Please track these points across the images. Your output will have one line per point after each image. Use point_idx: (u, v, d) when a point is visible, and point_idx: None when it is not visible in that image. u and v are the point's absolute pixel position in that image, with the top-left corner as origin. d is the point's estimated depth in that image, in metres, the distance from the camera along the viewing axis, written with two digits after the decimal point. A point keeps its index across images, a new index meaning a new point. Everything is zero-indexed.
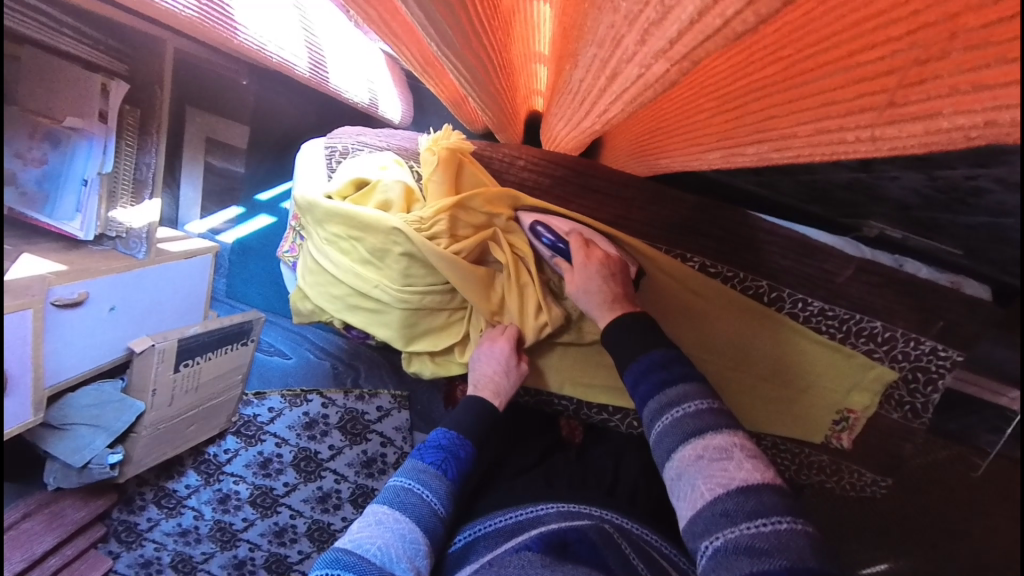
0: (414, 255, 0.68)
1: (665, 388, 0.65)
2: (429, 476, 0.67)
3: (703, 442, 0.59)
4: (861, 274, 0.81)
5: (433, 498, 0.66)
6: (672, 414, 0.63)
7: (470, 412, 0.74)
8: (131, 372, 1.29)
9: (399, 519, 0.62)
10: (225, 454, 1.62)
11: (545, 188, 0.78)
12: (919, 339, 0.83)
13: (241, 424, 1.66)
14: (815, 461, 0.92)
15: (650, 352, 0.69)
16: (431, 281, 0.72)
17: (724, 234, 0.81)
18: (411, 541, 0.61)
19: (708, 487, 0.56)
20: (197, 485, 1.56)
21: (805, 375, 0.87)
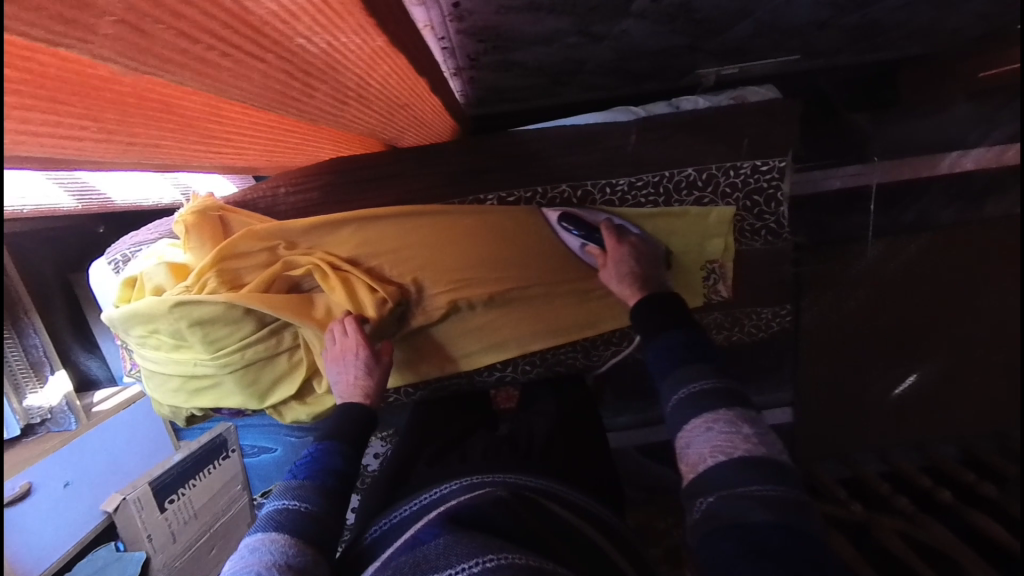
0: (205, 323, 0.69)
1: (681, 365, 0.64)
2: (297, 488, 0.62)
3: (695, 415, 0.58)
4: (648, 133, 0.79)
5: (310, 506, 0.60)
6: (685, 389, 0.61)
7: (349, 420, 0.72)
8: (121, 529, 1.34)
9: (273, 538, 0.55)
10: None
11: (318, 201, 0.78)
12: (737, 164, 0.81)
13: None
14: (712, 321, 0.90)
15: (671, 333, 0.68)
16: (241, 337, 0.72)
17: (505, 159, 0.80)
18: (289, 552, 0.54)
19: (710, 454, 0.54)
20: None
21: (658, 249, 0.85)
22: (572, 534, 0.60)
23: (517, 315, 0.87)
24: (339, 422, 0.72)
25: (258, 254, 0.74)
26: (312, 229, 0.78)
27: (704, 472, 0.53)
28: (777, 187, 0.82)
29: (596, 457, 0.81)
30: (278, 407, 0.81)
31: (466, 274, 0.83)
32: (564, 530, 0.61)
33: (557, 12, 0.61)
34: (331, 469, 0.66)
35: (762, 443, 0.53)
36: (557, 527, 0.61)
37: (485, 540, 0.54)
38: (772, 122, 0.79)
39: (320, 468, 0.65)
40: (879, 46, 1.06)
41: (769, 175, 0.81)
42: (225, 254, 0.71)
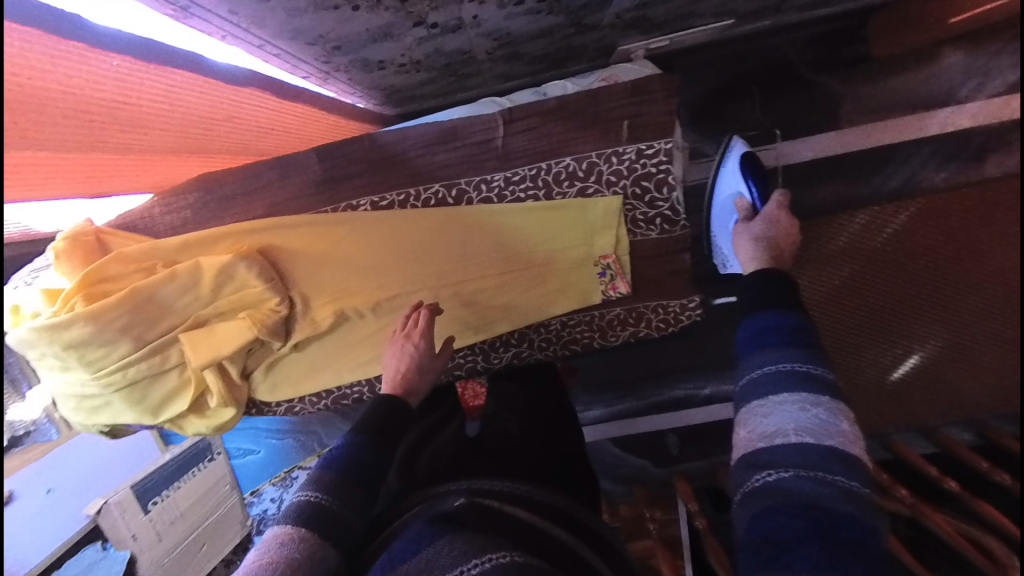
0: (78, 346, 0.71)
1: (789, 348, 0.50)
2: (318, 480, 0.61)
3: (779, 385, 0.47)
4: (515, 124, 0.74)
5: (324, 499, 0.59)
6: (774, 363, 0.49)
7: (378, 411, 0.69)
8: (104, 530, 1.45)
9: (293, 535, 0.56)
10: None
11: (191, 220, 0.80)
12: (619, 149, 0.75)
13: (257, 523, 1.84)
14: (613, 318, 0.84)
15: (779, 312, 0.54)
16: (120, 358, 0.74)
17: (369, 162, 0.77)
18: (301, 552, 0.54)
19: (796, 433, 0.44)
20: None
21: (546, 246, 0.80)
22: (541, 537, 0.57)
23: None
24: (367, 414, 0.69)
25: (133, 277, 0.76)
26: (188, 247, 0.79)
27: (772, 450, 0.44)
28: (667, 170, 0.76)
29: (567, 455, 0.78)
30: (177, 422, 0.83)
31: (356, 284, 0.83)
32: (530, 538, 0.56)
33: (364, 9, 0.57)
34: (349, 459, 0.63)
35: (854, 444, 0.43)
36: (526, 533, 0.57)
37: (467, 544, 0.50)
38: (650, 102, 0.72)
39: (336, 459, 0.64)
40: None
41: (655, 159, 0.75)
42: (95, 277, 0.73)
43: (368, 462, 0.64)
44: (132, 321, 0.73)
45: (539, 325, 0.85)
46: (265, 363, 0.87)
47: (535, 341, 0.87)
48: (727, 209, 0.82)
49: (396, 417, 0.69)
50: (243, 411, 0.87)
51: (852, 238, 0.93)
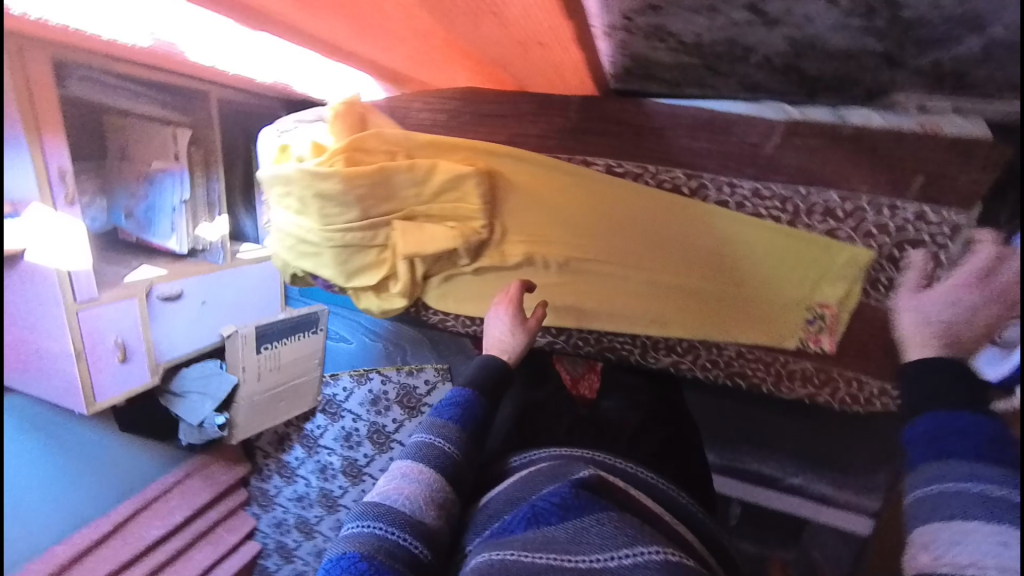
0: (324, 198, 0.81)
1: (954, 460, 0.43)
2: (443, 428, 0.68)
3: (970, 504, 0.40)
4: (794, 139, 0.69)
5: (451, 449, 0.66)
6: (960, 479, 0.42)
7: (488, 370, 0.75)
8: (226, 353, 1.66)
9: (421, 469, 0.63)
10: (318, 431, 2.17)
11: (441, 124, 0.85)
12: (896, 204, 0.68)
13: (325, 402, 2.11)
14: (797, 370, 0.79)
15: (946, 407, 0.48)
16: (347, 220, 0.83)
17: (621, 127, 0.77)
18: (433, 489, 0.61)
19: (986, 572, 0.37)
20: (303, 458, 2.13)
21: (758, 271, 0.76)
22: (665, 524, 0.59)
23: (589, 289, 0.86)
24: (477, 371, 0.76)
25: (379, 155, 0.83)
26: (431, 147, 0.84)
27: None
28: (943, 246, 0.66)
29: (681, 457, 0.85)
30: (356, 292, 0.92)
31: (555, 235, 0.84)
32: (660, 521, 0.59)
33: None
34: (472, 415, 0.70)
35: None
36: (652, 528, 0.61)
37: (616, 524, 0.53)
38: (964, 167, 0.63)
39: (464, 413, 0.70)
40: None
41: (937, 228, 0.66)
42: (356, 146, 0.82)
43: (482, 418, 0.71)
44: (367, 193, 0.81)
45: (712, 345, 0.82)
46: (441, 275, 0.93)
47: (701, 358, 0.83)
48: None
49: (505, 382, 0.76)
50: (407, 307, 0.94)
51: None
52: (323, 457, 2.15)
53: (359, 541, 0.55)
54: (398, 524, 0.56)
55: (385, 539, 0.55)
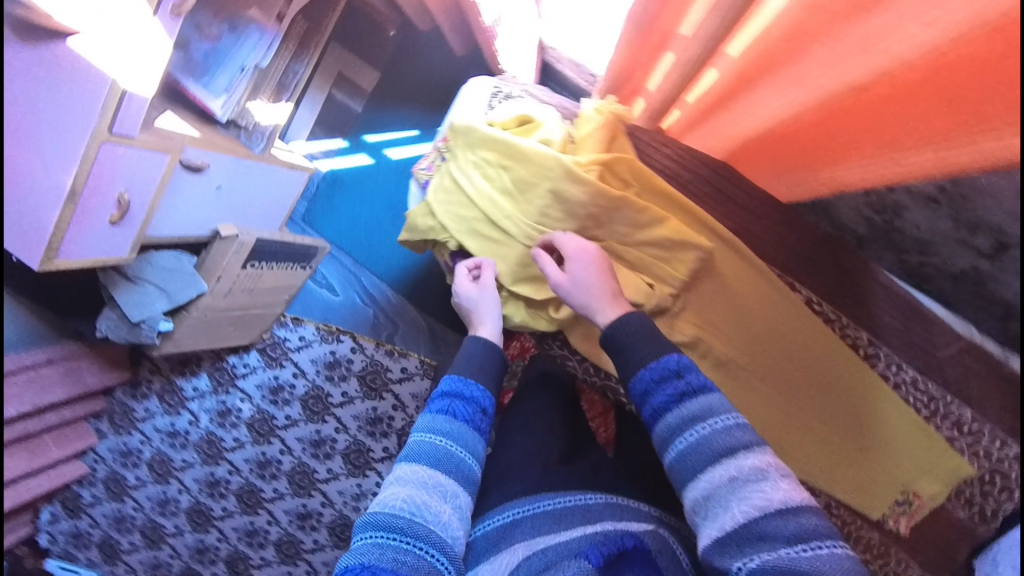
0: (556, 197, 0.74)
1: (697, 407, 0.66)
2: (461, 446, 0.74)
3: (753, 497, 0.59)
4: (967, 356, 0.79)
5: (467, 469, 0.73)
6: (724, 418, 0.64)
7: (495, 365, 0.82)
8: (208, 253, 1.34)
9: (436, 477, 0.70)
10: (243, 368, 1.86)
11: (683, 180, 0.82)
12: (1007, 443, 0.80)
13: (269, 343, 1.82)
14: (864, 536, 0.88)
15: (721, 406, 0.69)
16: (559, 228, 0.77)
17: (838, 273, 0.81)
18: (445, 486, 0.70)
19: (747, 508, 0.59)
20: (206, 391, 1.90)
21: (879, 442, 0.85)
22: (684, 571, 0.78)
23: (734, 394, 0.85)
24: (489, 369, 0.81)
25: (619, 182, 0.76)
26: (664, 199, 0.80)
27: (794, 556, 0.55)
28: (1013, 485, 0.81)
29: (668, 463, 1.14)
30: (506, 293, 0.84)
31: (731, 336, 0.84)
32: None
33: None
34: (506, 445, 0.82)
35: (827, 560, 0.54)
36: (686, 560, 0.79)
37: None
38: None
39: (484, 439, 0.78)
40: None
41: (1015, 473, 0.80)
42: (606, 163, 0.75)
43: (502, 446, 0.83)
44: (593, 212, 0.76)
45: (807, 488, 0.88)
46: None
47: None
48: None
49: None
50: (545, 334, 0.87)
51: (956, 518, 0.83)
52: (234, 398, 1.88)
53: (365, 552, 0.62)
54: (405, 534, 0.64)
55: (395, 550, 0.62)
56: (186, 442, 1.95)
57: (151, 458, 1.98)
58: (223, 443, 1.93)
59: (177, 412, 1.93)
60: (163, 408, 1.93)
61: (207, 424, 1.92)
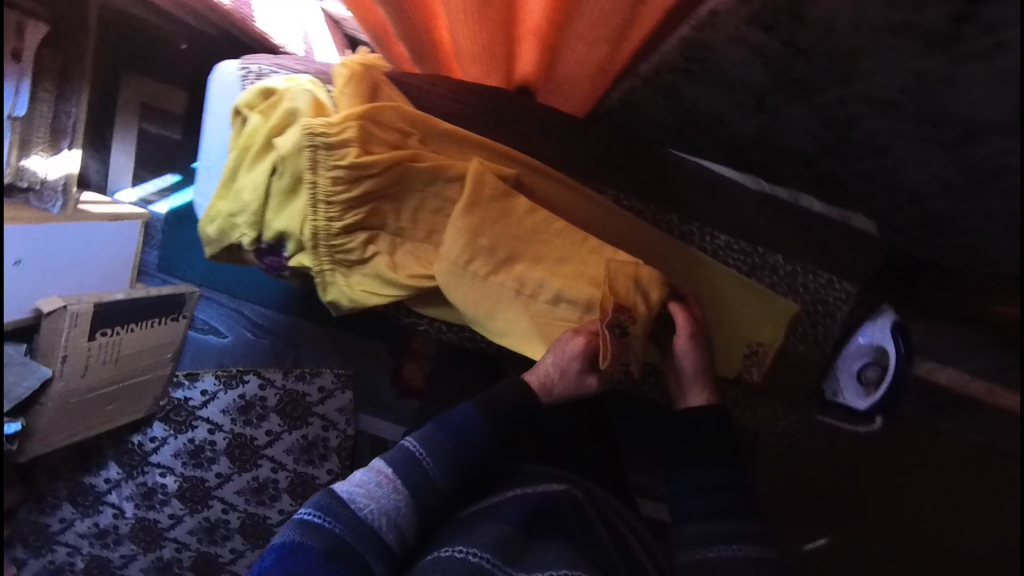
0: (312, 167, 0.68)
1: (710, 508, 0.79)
2: (432, 443, 0.78)
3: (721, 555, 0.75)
4: (766, 206, 0.85)
5: (431, 464, 0.76)
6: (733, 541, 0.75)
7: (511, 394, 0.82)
8: (38, 336, 1.21)
9: (393, 487, 0.75)
10: (152, 443, 1.73)
11: (465, 117, 0.80)
12: (815, 272, 0.89)
13: (170, 408, 1.70)
14: (730, 395, 0.96)
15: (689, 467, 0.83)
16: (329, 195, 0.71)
17: (639, 169, 0.84)
18: (396, 503, 0.74)
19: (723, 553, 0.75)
20: (122, 477, 1.75)
21: (717, 310, 0.91)
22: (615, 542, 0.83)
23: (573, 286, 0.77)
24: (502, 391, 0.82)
25: (393, 132, 0.74)
26: (450, 138, 0.79)
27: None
28: (840, 306, 0.90)
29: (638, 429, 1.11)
30: (325, 280, 0.79)
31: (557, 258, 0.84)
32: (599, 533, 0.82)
33: None
34: (469, 446, 0.78)
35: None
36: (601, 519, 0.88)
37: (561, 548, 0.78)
38: (859, 253, 0.87)
39: (465, 427, 0.79)
40: None
41: (841, 294, 0.89)
42: (370, 115, 0.70)
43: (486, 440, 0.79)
44: (383, 178, 0.74)
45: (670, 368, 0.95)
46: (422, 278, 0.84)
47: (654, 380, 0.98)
48: (858, 352, 0.91)
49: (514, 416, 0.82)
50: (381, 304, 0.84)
51: (794, 348, 0.93)
52: (153, 475, 1.75)
53: (309, 534, 0.70)
54: (356, 530, 0.70)
55: (336, 541, 0.69)
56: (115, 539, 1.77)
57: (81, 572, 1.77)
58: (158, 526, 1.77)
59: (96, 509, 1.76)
60: (76, 511, 1.74)
61: (130, 513, 1.76)
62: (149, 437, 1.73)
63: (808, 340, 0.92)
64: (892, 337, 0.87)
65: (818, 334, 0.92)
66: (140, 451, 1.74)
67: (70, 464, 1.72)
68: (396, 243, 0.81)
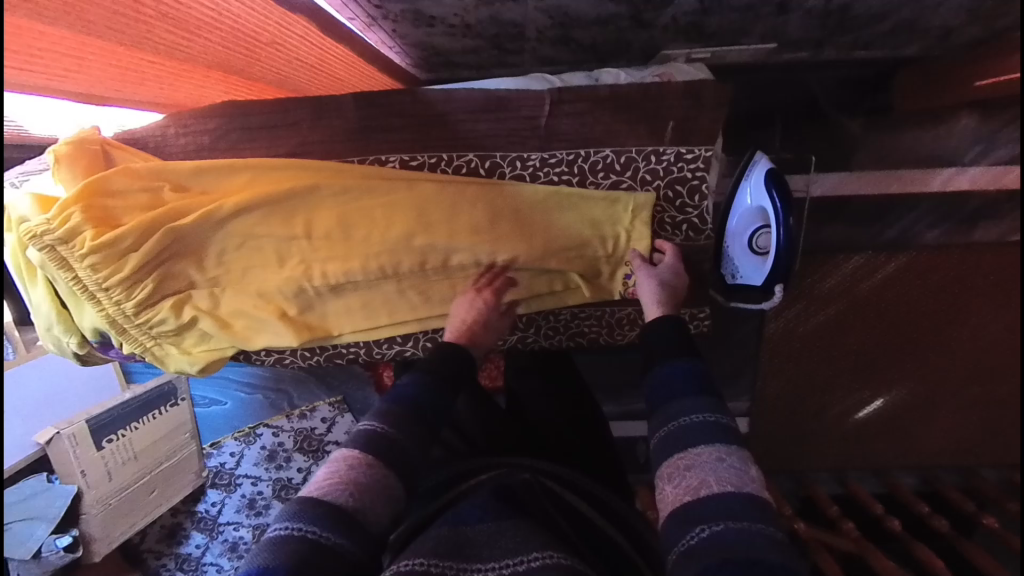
0: (65, 264, 0.68)
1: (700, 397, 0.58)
2: (383, 413, 0.63)
3: (684, 423, 0.56)
4: (562, 105, 0.73)
5: (388, 430, 0.61)
6: (698, 413, 0.56)
7: (443, 360, 0.71)
8: (53, 461, 1.41)
9: (361, 461, 0.58)
10: (215, 507, 1.72)
11: (208, 146, 0.76)
12: (659, 150, 0.75)
13: (213, 475, 1.76)
14: (623, 316, 0.86)
15: (681, 361, 0.63)
16: (99, 282, 0.71)
17: (409, 120, 0.75)
18: (369, 477, 0.56)
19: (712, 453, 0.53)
20: (206, 542, 1.67)
21: (566, 244, 0.78)
22: (590, 532, 0.64)
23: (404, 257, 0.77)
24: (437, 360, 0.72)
25: (136, 195, 0.71)
26: (204, 173, 0.75)
27: (699, 503, 0.49)
28: (703, 178, 0.75)
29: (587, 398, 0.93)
30: (159, 354, 0.81)
31: (367, 248, 0.77)
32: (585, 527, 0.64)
33: None
34: (421, 401, 0.65)
35: (737, 522, 0.47)
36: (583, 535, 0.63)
37: (529, 531, 0.56)
38: (699, 108, 0.72)
39: (403, 396, 0.66)
40: (853, 28, 0.99)
41: (694, 165, 0.75)
42: (99, 190, 0.69)
43: (428, 400, 0.65)
44: (144, 248, 0.70)
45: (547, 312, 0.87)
46: (250, 319, 0.80)
47: (541, 329, 0.88)
48: (748, 220, 0.77)
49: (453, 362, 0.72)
50: (230, 355, 0.85)
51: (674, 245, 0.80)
52: (228, 534, 1.66)
53: (280, 550, 0.49)
54: (327, 521, 0.52)
55: (316, 542, 0.50)
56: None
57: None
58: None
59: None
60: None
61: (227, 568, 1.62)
62: (208, 505, 1.72)
63: (682, 230, 0.79)
64: (782, 209, 0.71)
65: (696, 217, 0.78)
66: (207, 517, 1.70)
67: (162, 541, 1.67)
68: (214, 294, 0.79)
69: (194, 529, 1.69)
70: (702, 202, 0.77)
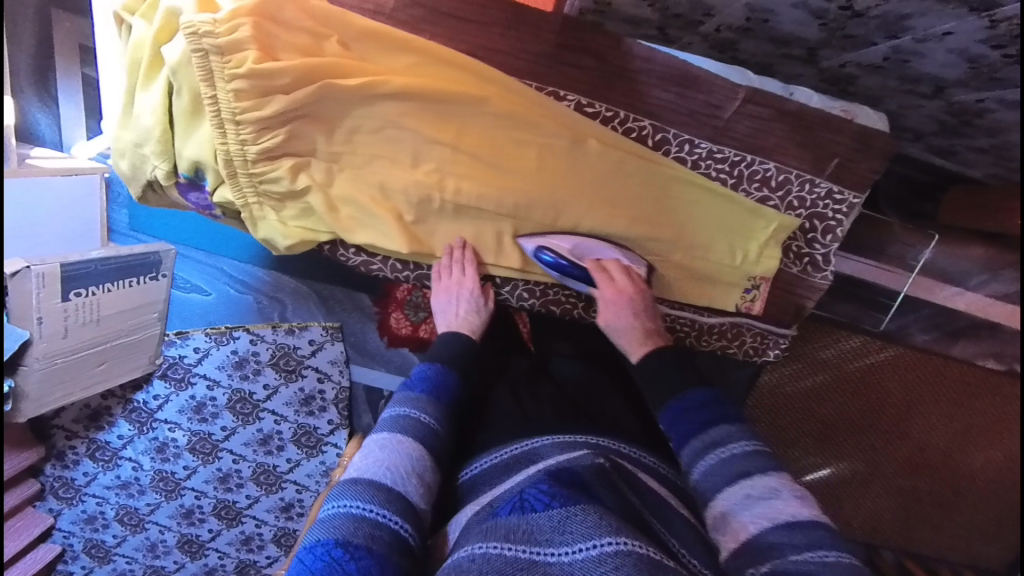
0: (208, 76, 0.62)
1: (707, 427, 0.60)
2: (416, 401, 0.66)
3: (714, 449, 0.58)
4: (750, 106, 0.74)
5: (428, 422, 0.64)
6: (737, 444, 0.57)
7: (452, 346, 0.75)
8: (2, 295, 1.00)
9: (401, 442, 0.60)
10: (156, 400, 1.31)
11: (388, 12, 0.71)
12: (816, 181, 0.77)
13: (166, 367, 1.33)
14: (715, 327, 0.87)
15: (692, 390, 0.64)
16: (233, 111, 0.63)
17: (600, 64, 0.73)
18: (415, 462, 0.59)
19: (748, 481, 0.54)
20: (132, 435, 1.30)
21: (695, 244, 0.80)
22: (662, 507, 0.57)
23: (542, 205, 0.76)
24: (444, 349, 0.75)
25: (301, 33, 0.64)
26: (374, 38, 0.68)
27: (764, 541, 0.50)
28: (840, 221, 0.79)
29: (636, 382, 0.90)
30: (255, 215, 0.72)
31: (511, 177, 0.75)
32: (661, 504, 0.58)
33: None
34: (451, 398, 0.68)
35: (827, 568, 0.46)
36: (654, 510, 0.56)
37: (603, 513, 0.48)
38: (865, 154, 0.75)
39: (439, 390, 0.68)
40: None
41: (839, 206, 0.78)
42: (269, 11, 0.62)
43: (456, 397, 0.69)
44: (296, 93, 0.64)
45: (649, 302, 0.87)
46: (365, 212, 0.73)
47: None
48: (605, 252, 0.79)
49: (469, 356, 0.75)
50: (320, 241, 0.77)
51: (789, 273, 0.83)
52: (161, 434, 1.31)
53: (338, 525, 0.50)
54: (388, 504, 0.53)
55: (373, 524, 0.50)
56: (107, 521, 1.29)
57: (78, 551, 1.28)
58: (146, 504, 1.31)
59: (81, 497, 1.28)
60: (97, 467, 1.28)
61: (147, 470, 1.31)
62: (147, 397, 1.31)
63: (803, 262, 0.82)
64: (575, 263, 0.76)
65: (821, 255, 0.81)
66: (145, 407, 1.30)
67: (79, 422, 1.26)
68: (330, 170, 0.72)
69: (121, 417, 1.30)
70: (833, 244, 0.81)
